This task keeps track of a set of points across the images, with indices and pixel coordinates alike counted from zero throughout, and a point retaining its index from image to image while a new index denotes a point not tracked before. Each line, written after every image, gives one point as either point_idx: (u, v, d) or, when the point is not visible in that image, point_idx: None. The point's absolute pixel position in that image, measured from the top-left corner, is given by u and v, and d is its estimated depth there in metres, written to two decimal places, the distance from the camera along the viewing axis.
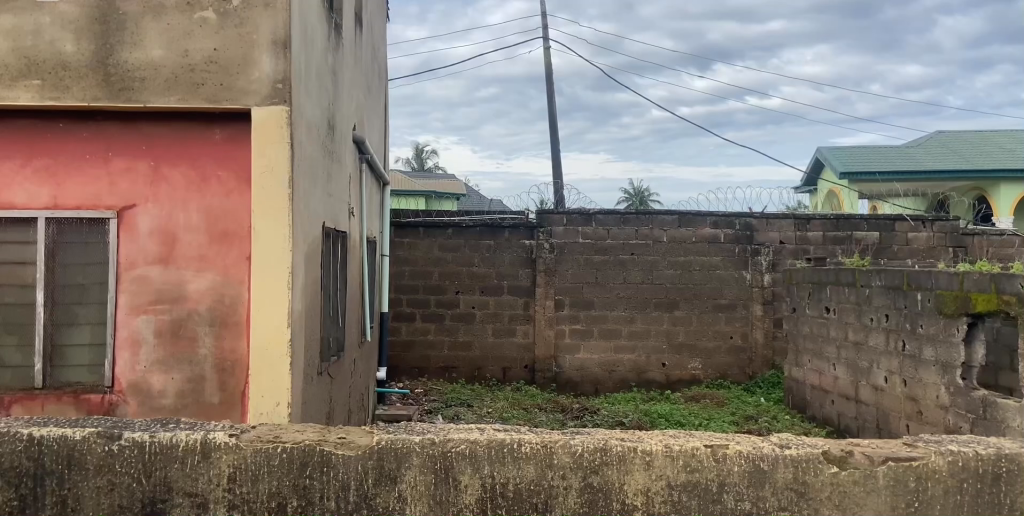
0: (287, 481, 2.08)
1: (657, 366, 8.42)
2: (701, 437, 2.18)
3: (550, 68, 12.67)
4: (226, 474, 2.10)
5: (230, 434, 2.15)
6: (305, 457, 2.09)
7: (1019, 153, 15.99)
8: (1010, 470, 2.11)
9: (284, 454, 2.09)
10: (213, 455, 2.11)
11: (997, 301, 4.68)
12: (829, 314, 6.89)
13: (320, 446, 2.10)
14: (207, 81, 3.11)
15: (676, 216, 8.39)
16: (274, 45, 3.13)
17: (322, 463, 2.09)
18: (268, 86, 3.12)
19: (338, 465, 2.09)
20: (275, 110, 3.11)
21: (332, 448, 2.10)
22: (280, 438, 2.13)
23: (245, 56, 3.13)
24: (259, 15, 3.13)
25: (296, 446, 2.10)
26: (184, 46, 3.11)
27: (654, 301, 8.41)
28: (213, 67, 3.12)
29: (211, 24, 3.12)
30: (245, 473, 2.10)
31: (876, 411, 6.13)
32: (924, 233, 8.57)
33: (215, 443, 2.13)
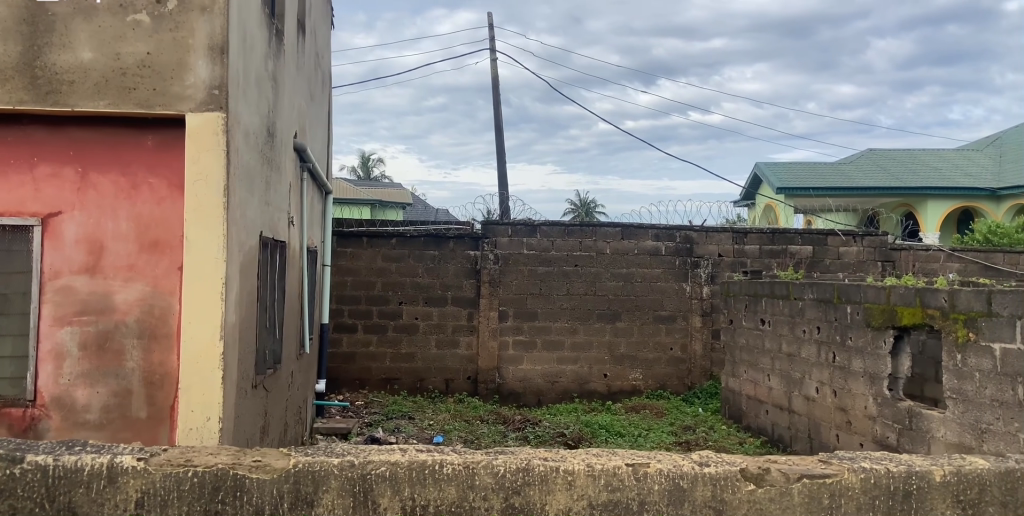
0: (197, 506, 2.02)
1: (598, 377, 8.49)
2: (623, 456, 2.18)
3: (496, 80, 12.72)
4: (133, 499, 2.02)
5: (138, 457, 2.06)
6: (217, 482, 2.03)
7: (944, 172, 16.72)
8: (921, 487, 2.14)
9: (195, 478, 2.02)
10: (120, 480, 2.03)
11: (922, 314, 4.85)
12: (764, 326, 7.05)
13: (234, 470, 2.04)
14: (139, 86, 3.02)
15: (619, 228, 8.50)
16: (210, 50, 3.06)
17: (235, 487, 2.03)
18: (203, 91, 3.05)
19: (252, 490, 2.03)
20: (211, 116, 3.04)
21: (246, 472, 2.04)
22: (191, 461, 2.06)
23: (180, 61, 3.05)
24: (196, 19, 3.05)
25: (208, 470, 2.04)
26: (116, 49, 3.01)
27: (596, 312, 8.48)
28: (147, 71, 3.03)
29: (145, 28, 3.03)
30: (154, 498, 2.02)
31: (809, 421, 6.28)
32: (855, 247, 8.85)
33: (122, 466, 2.05)
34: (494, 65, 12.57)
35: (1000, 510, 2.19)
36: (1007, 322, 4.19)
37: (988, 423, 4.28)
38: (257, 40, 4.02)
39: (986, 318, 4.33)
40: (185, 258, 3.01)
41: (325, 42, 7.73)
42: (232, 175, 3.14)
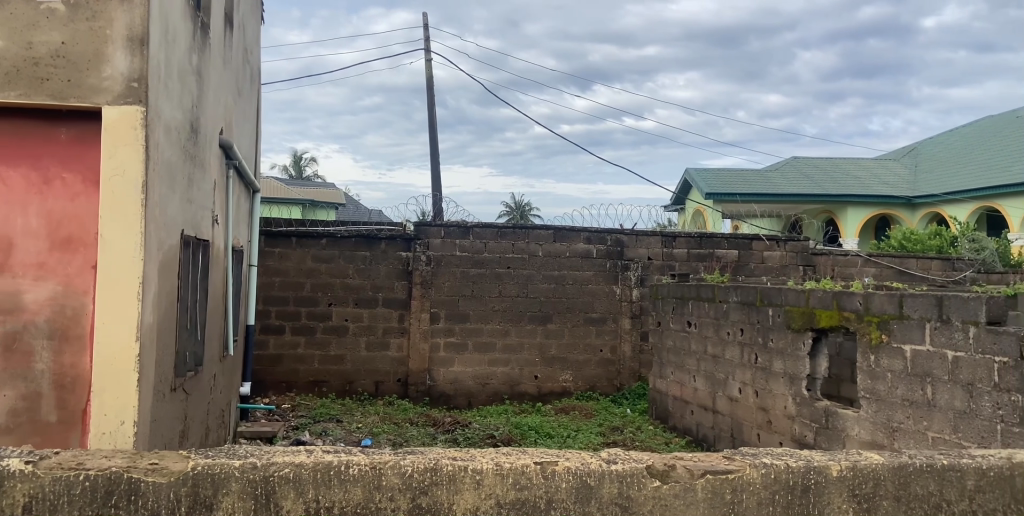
0: (89, 510, 1.87)
1: (529, 379, 8.53)
2: (533, 453, 2.07)
3: (431, 80, 12.65)
4: (20, 503, 1.87)
5: (25, 460, 1.92)
6: (110, 485, 1.89)
7: (863, 180, 17.40)
8: (818, 481, 2.02)
9: (87, 482, 1.89)
10: (5, 485, 1.88)
11: (839, 317, 5.04)
12: (690, 328, 7.20)
13: (128, 473, 1.90)
14: (53, 77, 2.90)
15: (552, 231, 8.55)
16: (129, 42, 2.95)
17: (130, 491, 1.89)
18: (121, 84, 2.94)
19: (148, 493, 1.89)
20: (129, 110, 2.93)
21: (141, 475, 1.90)
22: (84, 465, 1.92)
23: (96, 52, 2.94)
24: (114, 9, 2.95)
25: (100, 474, 1.90)
26: (28, 38, 2.89)
27: (528, 314, 8.52)
28: (61, 62, 2.92)
29: (59, 16, 2.92)
30: (43, 503, 1.88)
31: (731, 421, 6.44)
32: (778, 252, 9.11)
33: (8, 470, 1.90)
34: (429, 65, 12.50)
35: (896, 507, 2.05)
36: (917, 324, 4.36)
37: (899, 421, 4.46)
38: (180, 33, 3.90)
39: (897, 321, 4.52)
40: (100, 257, 2.89)
41: (253, 36, 7.55)
42: (152, 172, 3.03)
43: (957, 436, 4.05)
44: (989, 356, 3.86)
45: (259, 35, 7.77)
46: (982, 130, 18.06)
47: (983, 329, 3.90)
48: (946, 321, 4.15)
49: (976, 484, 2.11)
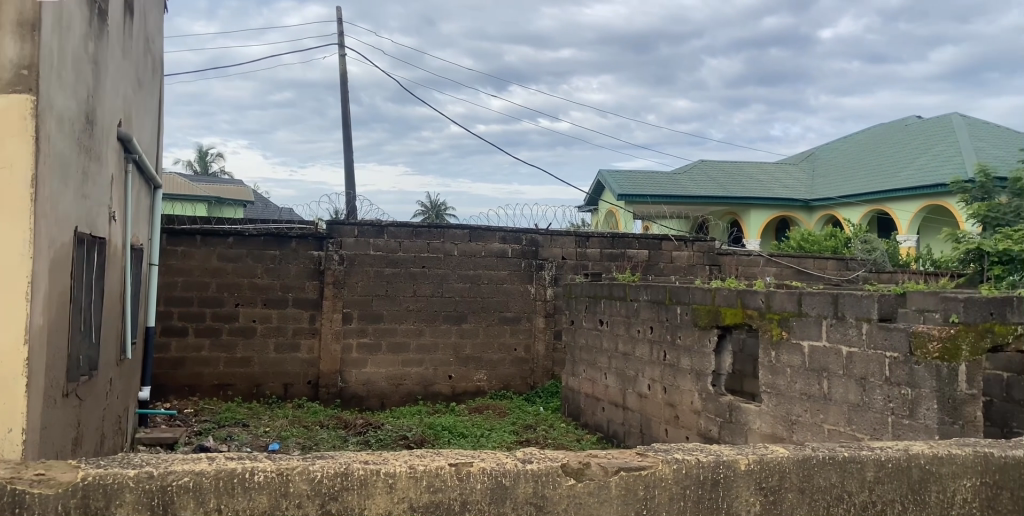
0: None
1: (443, 379, 8.48)
2: (448, 454, 1.95)
3: (345, 77, 12.42)
4: None
5: None
6: None
7: (765, 183, 18.11)
8: (727, 476, 1.92)
9: None
10: None
11: (742, 315, 5.21)
12: (603, 326, 7.31)
13: (9, 485, 1.70)
14: None
15: (467, 230, 8.53)
16: (19, 27, 2.76)
17: (12, 504, 1.69)
18: (9, 71, 2.73)
19: (34, 505, 1.70)
20: (18, 99, 2.73)
21: (25, 486, 1.71)
22: None
23: None
24: None
25: None
26: None
27: (443, 314, 8.46)
28: None
29: None
30: None
31: (641, 417, 6.57)
32: (685, 252, 9.36)
33: None
34: (343, 61, 12.26)
35: (802, 504, 1.95)
36: (815, 321, 4.56)
37: (798, 414, 4.65)
38: (75, 18, 3.67)
39: (796, 318, 4.70)
40: None
41: (156, 26, 7.21)
42: (42, 164, 2.83)
43: (851, 428, 4.25)
44: (881, 352, 4.05)
45: (162, 24, 7.42)
46: (874, 137, 19.05)
47: (876, 326, 4.10)
48: (840, 318, 4.35)
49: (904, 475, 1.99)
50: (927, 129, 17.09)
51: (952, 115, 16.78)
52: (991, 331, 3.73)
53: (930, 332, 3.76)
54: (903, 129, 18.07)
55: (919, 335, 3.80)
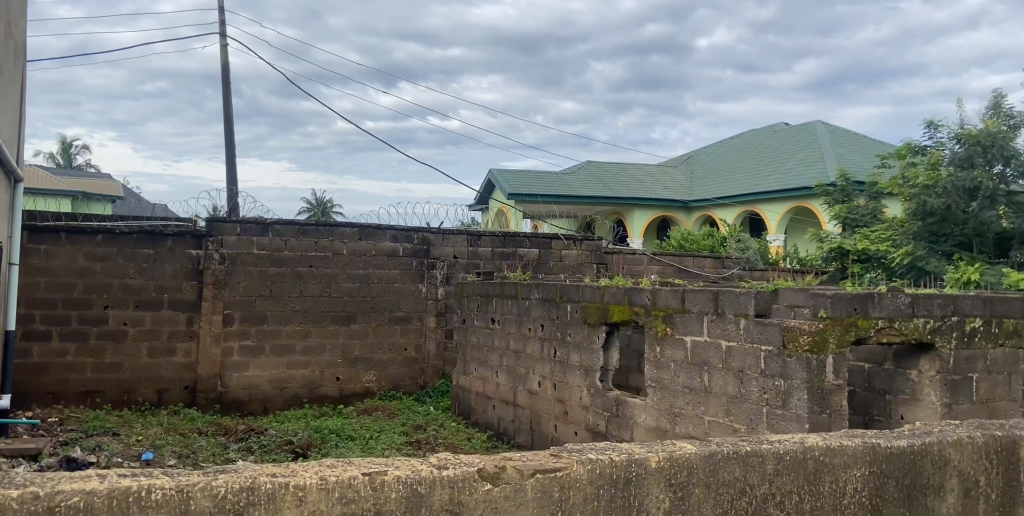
0: None
1: (330, 381, 8.27)
2: (362, 464, 1.72)
3: (226, 68, 11.90)
4: None
5: None
6: None
7: (648, 184, 18.73)
8: (638, 474, 1.80)
9: None
10: None
11: (629, 312, 5.35)
12: (494, 324, 7.33)
13: None
14: None
15: (356, 228, 8.35)
16: None
17: None
18: None
19: None
20: None
21: None
22: None
23: None
24: None
25: None
26: None
27: (330, 314, 8.26)
28: None
29: None
30: None
31: (530, 413, 6.65)
32: (574, 250, 9.51)
33: None
34: (224, 51, 11.74)
35: (708, 499, 1.85)
36: (696, 317, 4.73)
37: (680, 407, 4.83)
38: None
39: (679, 314, 4.86)
40: None
41: (18, 7, 6.67)
42: None
43: (729, 419, 4.45)
44: (758, 345, 4.25)
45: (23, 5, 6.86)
46: (748, 141, 20.03)
47: (752, 321, 4.29)
48: (720, 314, 4.53)
49: (808, 466, 1.93)
50: (795, 135, 18.12)
51: (817, 122, 17.93)
52: (855, 325, 3.96)
53: (801, 326, 3.97)
54: (774, 135, 19.09)
55: (792, 329, 4.00)
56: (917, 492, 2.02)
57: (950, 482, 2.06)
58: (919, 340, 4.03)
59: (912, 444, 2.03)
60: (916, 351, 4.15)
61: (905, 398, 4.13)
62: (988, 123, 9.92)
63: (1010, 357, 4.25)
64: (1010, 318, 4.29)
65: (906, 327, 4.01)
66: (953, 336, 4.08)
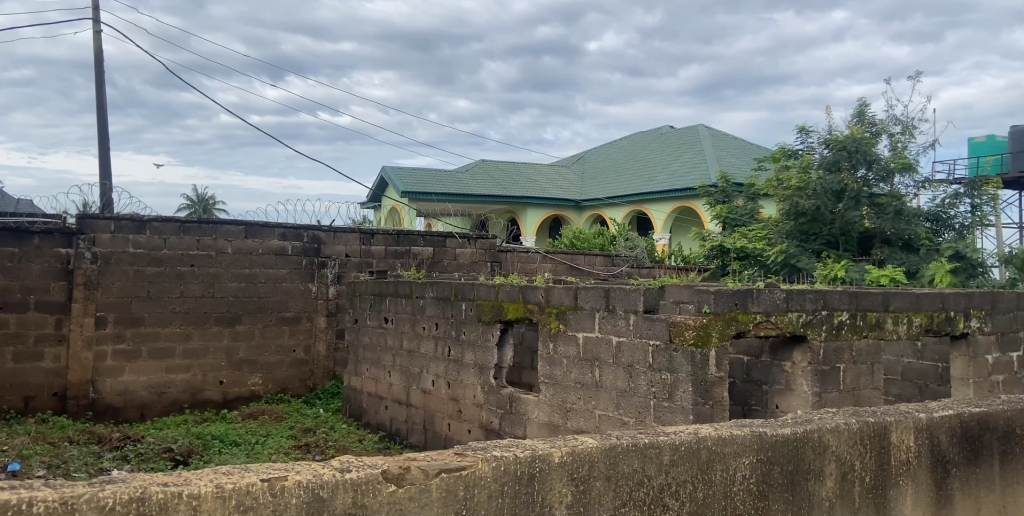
0: None
1: (213, 385, 7.94)
2: (260, 470, 1.66)
3: (100, 55, 11.19)
4: None
5: None
6: None
7: (541, 183, 18.99)
8: (542, 470, 1.82)
9: None
10: None
11: (523, 309, 5.40)
12: (387, 324, 7.24)
13: None
14: None
15: (243, 226, 8.04)
16: None
17: None
18: None
19: None
20: None
21: None
22: None
23: None
24: None
25: None
26: None
27: (214, 315, 7.93)
28: None
29: None
30: None
31: (424, 413, 6.62)
32: (469, 249, 9.50)
33: None
34: (97, 37, 11.03)
35: (609, 490, 1.90)
36: (588, 313, 4.82)
37: (573, 402, 4.92)
38: None
39: (572, 311, 4.95)
40: None
41: None
42: None
43: (619, 413, 4.57)
44: (646, 340, 4.39)
45: None
46: (637, 142, 20.62)
47: (641, 317, 4.43)
48: (611, 310, 4.63)
49: (701, 455, 2.01)
50: (680, 138, 18.80)
51: (700, 126, 18.66)
52: (736, 320, 4.15)
53: (686, 321, 4.13)
54: (661, 137, 19.75)
55: (678, 324, 4.15)
56: (800, 477, 2.14)
57: (829, 467, 2.19)
58: (793, 333, 4.26)
59: (795, 431, 2.15)
60: (790, 344, 4.40)
61: (779, 388, 4.41)
62: (853, 129, 10.60)
63: (872, 348, 4.53)
64: (873, 312, 4.58)
65: (781, 320, 4.23)
66: (823, 329, 4.33)
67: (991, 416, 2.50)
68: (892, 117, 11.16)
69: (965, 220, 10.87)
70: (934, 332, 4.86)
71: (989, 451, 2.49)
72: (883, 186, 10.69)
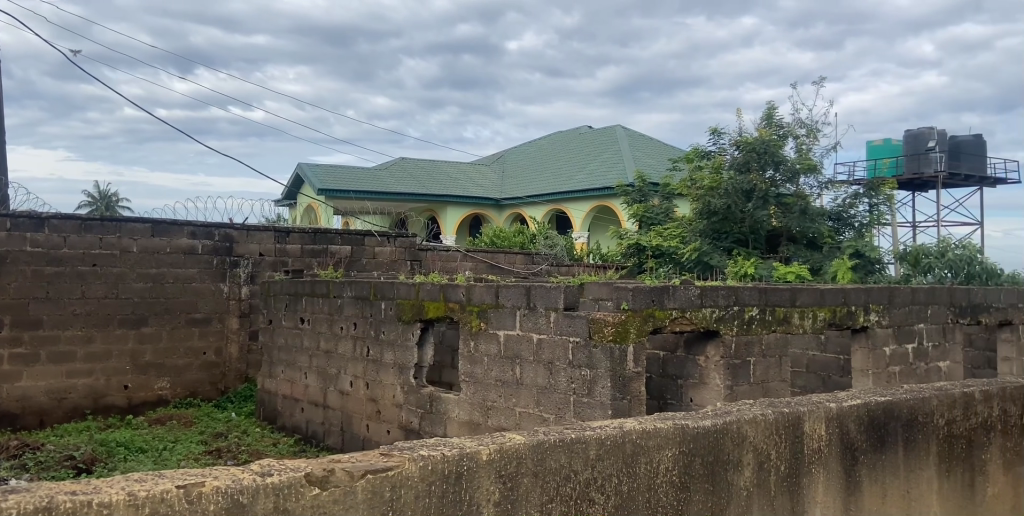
0: None
1: (118, 390, 7.58)
2: (175, 476, 1.58)
3: None
4: None
5: None
6: None
7: (461, 181, 18.95)
8: (469, 468, 1.80)
9: None
10: None
11: (444, 308, 5.36)
12: (303, 324, 7.07)
13: None
14: None
15: (150, 224, 7.70)
16: None
17: None
18: None
19: None
20: None
21: None
22: None
23: None
24: None
25: None
26: None
27: (119, 317, 7.57)
28: None
29: None
30: None
31: (341, 414, 6.50)
32: (388, 247, 9.36)
33: None
34: None
35: (535, 487, 1.90)
36: (509, 312, 4.82)
37: (493, 400, 4.92)
38: None
39: (493, 309, 4.94)
40: None
41: None
42: None
43: (539, 409, 4.60)
44: (566, 336, 4.43)
45: None
46: (555, 142, 20.82)
47: (562, 314, 4.46)
48: (532, 308, 4.65)
49: (627, 448, 2.04)
50: (598, 138, 19.09)
51: (616, 126, 18.98)
52: (653, 316, 4.23)
53: (606, 318, 4.18)
54: (579, 137, 20.00)
55: (598, 321, 4.19)
56: (719, 467, 2.19)
57: (746, 457, 2.25)
58: (706, 328, 4.39)
59: (714, 423, 2.20)
60: (703, 339, 4.52)
61: (693, 382, 4.52)
62: (762, 132, 11.00)
63: (780, 342, 4.71)
64: (780, 307, 4.75)
65: (696, 316, 4.35)
66: (734, 324, 4.48)
67: (895, 404, 2.61)
68: (798, 120, 11.63)
69: (864, 219, 11.43)
70: (837, 325, 5.09)
71: (893, 439, 2.60)
72: (789, 187, 11.14)
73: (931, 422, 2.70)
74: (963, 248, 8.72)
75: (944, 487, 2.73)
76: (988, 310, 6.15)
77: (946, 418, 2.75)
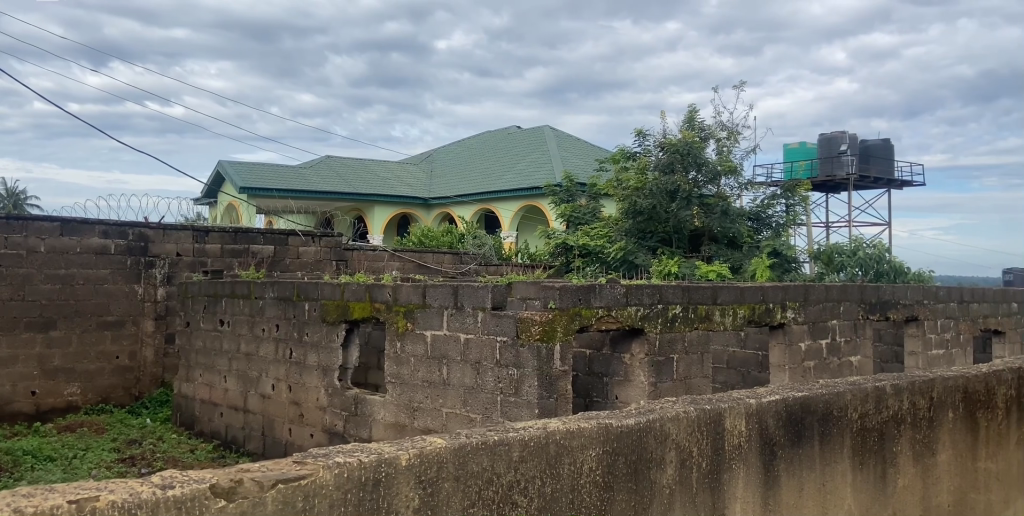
0: None
1: (23, 397, 7.16)
2: (67, 489, 1.47)
3: None
4: None
5: None
6: None
7: (388, 181, 18.71)
8: (388, 474, 1.74)
9: None
10: None
11: (370, 308, 5.25)
12: (222, 326, 6.82)
13: None
14: None
15: (58, 223, 7.31)
16: None
17: None
18: None
19: None
20: None
21: None
22: None
23: None
24: None
25: None
26: None
27: (22, 320, 7.16)
28: None
29: None
30: None
31: (262, 418, 6.31)
32: (312, 247, 9.12)
33: None
34: None
35: (456, 491, 1.85)
36: (436, 312, 4.75)
37: (420, 401, 4.85)
38: None
39: (420, 310, 4.86)
40: None
41: None
42: None
43: (466, 409, 4.55)
44: (494, 336, 4.39)
45: None
46: (484, 142, 20.77)
47: (489, 314, 4.41)
48: (459, 308, 4.59)
49: (550, 449, 2.01)
50: (526, 138, 19.13)
51: (544, 127, 19.07)
52: (579, 315, 4.24)
53: (533, 317, 4.16)
54: (507, 137, 20.01)
55: (525, 320, 4.17)
56: (642, 466, 2.19)
57: (669, 454, 2.26)
58: (632, 326, 4.42)
59: (638, 422, 2.20)
60: (629, 336, 4.55)
61: (619, 380, 4.54)
62: (685, 134, 11.23)
63: (701, 338, 4.80)
64: (703, 305, 4.84)
65: (622, 315, 4.38)
66: (658, 322, 4.53)
67: (811, 399, 2.67)
68: (719, 123, 11.91)
69: (781, 219, 11.79)
70: (756, 322, 5.21)
71: (810, 432, 2.66)
72: (710, 188, 11.41)
73: (845, 416, 2.77)
74: (873, 247, 9.11)
75: (858, 479, 2.81)
76: (896, 306, 6.40)
77: (860, 411, 2.83)
